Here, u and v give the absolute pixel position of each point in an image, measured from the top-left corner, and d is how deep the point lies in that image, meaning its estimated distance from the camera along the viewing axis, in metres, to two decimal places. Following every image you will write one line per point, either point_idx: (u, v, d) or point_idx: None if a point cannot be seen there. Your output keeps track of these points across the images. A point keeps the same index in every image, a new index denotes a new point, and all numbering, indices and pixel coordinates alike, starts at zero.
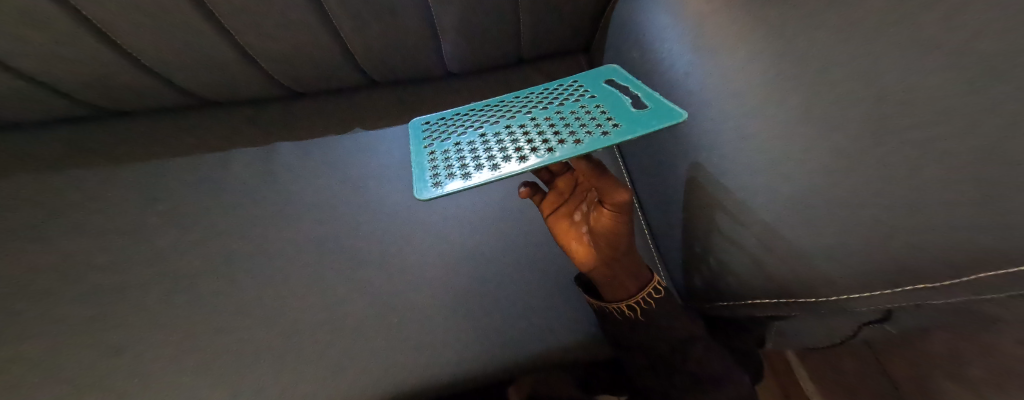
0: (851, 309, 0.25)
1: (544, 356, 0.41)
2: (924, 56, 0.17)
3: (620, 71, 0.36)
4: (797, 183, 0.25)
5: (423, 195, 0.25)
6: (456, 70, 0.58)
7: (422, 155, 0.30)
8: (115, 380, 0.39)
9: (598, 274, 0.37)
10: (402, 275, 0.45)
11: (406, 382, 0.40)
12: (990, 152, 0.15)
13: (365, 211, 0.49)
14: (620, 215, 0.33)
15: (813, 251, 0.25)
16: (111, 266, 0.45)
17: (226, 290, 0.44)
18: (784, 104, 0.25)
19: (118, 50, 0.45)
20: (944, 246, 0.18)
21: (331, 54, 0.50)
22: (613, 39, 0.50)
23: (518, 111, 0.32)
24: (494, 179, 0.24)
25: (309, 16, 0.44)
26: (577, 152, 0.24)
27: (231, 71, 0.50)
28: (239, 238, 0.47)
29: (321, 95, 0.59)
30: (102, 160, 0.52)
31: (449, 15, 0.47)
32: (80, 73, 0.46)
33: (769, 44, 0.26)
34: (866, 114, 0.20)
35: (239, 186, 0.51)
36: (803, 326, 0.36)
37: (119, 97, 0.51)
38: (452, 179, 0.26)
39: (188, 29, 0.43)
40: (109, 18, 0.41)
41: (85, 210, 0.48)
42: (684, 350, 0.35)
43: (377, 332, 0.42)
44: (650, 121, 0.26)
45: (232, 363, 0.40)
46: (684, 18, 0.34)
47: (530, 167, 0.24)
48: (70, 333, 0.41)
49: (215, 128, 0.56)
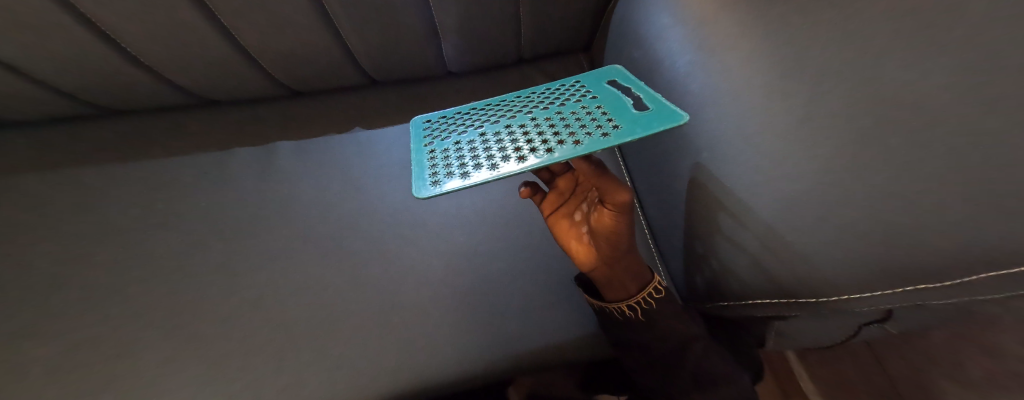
0: (851, 310, 0.25)
1: (544, 355, 0.42)
2: (926, 56, 0.17)
3: (621, 71, 0.35)
4: (797, 184, 0.25)
5: (421, 193, 0.25)
6: (456, 69, 0.58)
7: (422, 153, 0.30)
8: (123, 377, 0.40)
9: (598, 274, 0.37)
10: (403, 274, 0.46)
11: (407, 379, 0.40)
12: (991, 153, 0.15)
13: (366, 211, 0.50)
14: (621, 216, 0.33)
15: (813, 251, 0.25)
16: (118, 265, 0.46)
17: (229, 288, 0.45)
18: (786, 104, 0.25)
19: (121, 50, 0.45)
20: (943, 247, 0.18)
21: (331, 54, 0.50)
22: (614, 38, 0.50)
23: (519, 111, 0.32)
24: (493, 178, 0.24)
25: (310, 16, 0.44)
26: (576, 153, 0.24)
27: (234, 71, 0.50)
28: (242, 238, 0.48)
29: (322, 94, 0.59)
30: (107, 160, 0.53)
31: (449, 15, 0.47)
32: (84, 73, 0.47)
33: (771, 43, 0.26)
34: (867, 114, 0.20)
35: (241, 185, 0.52)
36: (803, 326, 0.36)
37: (123, 96, 0.52)
38: (450, 178, 0.26)
39: (190, 30, 0.44)
40: (112, 19, 0.41)
41: (92, 209, 0.49)
42: (684, 350, 0.35)
43: (378, 330, 0.42)
44: (650, 123, 0.26)
45: (236, 360, 0.41)
46: (686, 17, 0.34)
47: (529, 167, 0.24)
48: (79, 330, 0.42)
49: (218, 127, 0.56)
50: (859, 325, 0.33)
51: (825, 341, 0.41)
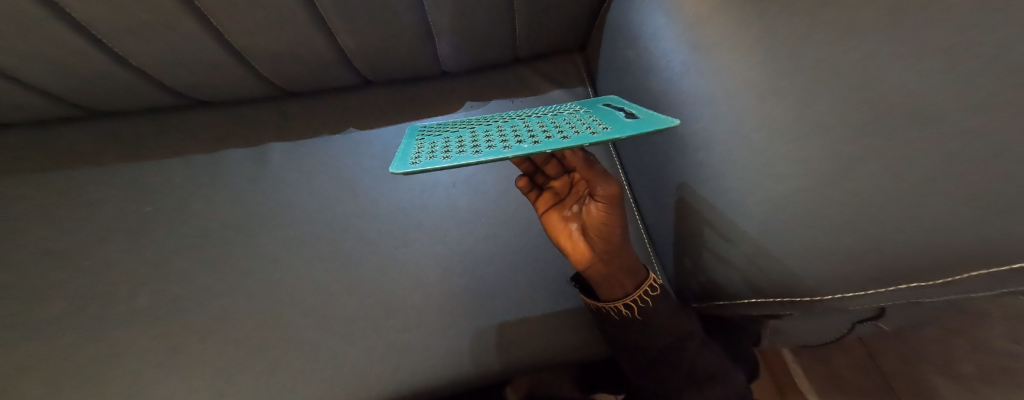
0: (844, 308, 0.26)
1: (541, 355, 0.43)
2: (918, 60, 0.17)
3: (617, 99, 0.37)
4: (791, 182, 0.25)
5: (395, 169, 0.23)
6: (451, 69, 0.58)
7: (411, 146, 0.29)
8: (131, 378, 0.41)
9: (594, 272, 0.37)
10: (402, 277, 0.45)
11: (407, 378, 0.41)
12: (986, 156, 0.15)
13: (362, 212, 0.49)
14: (613, 209, 0.34)
15: (808, 253, 0.25)
16: (112, 269, 0.45)
17: (226, 291, 0.45)
18: (782, 102, 0.24)
19: (112, 54, 0.43)
20: (940, 246, 0.18)
21: (325, 55, 0.50)
22: (609, 37, 0.49)
23: (512, 119, 0.33)
24: (474, 159, 0.22)
25: (303, 19, 0.43)
26: (564, 144, 0.23)
27: (226, 74, 0.49)
28: (238, 240, 0.47)
29: (317, 95, 0.58)
30: (102, 163, 0.52)
31: (446, 17, 0.47)
32: (72, 77, 0.45)
33: (766, 42, 0.25)
34: (862, 117, 0.20)
35: (235, 188, 0.51)
36: (797, 324, 0.37)
37: (112, 98, 0.50)
38: (432, 160, 0.24)
39: (182, 36, 0.42)
40: (103, 25, 0.40)
41: (84, 214, 0.48)
42: (680, 348, 0.36)
43: (377, 331, 0.43)
44: (641, 127, 0.25)
45: (234, 363, 0.41)
46: (678, 18, 0.33)
47: (514, 153, 0.21)
48: (80, 335, 0.42)
49: (210, 129, 0.55)
50: (853, 323, 0.33)
51: (820, 338, 0.41)
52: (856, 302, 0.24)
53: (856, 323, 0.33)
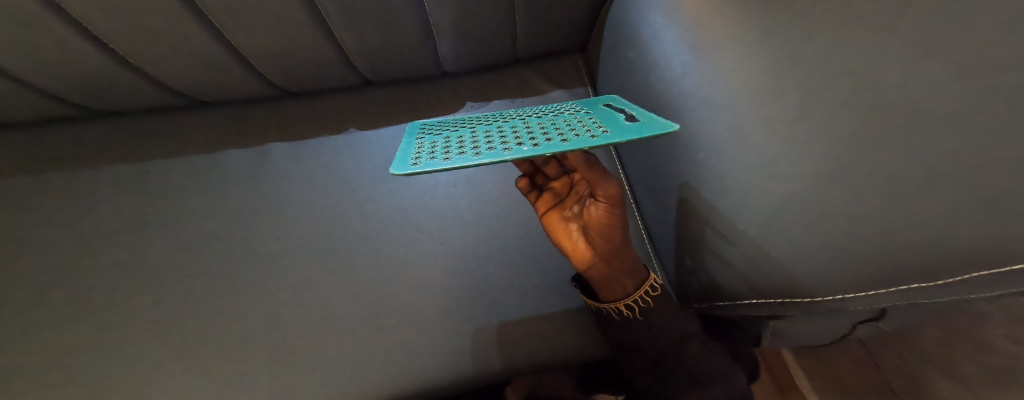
0: (844, 309, 0.26)
1: (542, 354, 0.43)
2: (919, 62, 0.17)
3: (617, 99, 0.37)
4: (792, 183, 0.25)
5: (395, 170, 0.23)
6: (452, 69, 0.58)
7: (411, 145, 0.29)
8: (132, 377, 0.41)
9: (594, 273, 0.37)
10: (403, 277, 0.45)
11: (407, 377, 0.41)
12: (984, 158, 0.15)
13: (362, 212, 0.49)
14: (613, 209, 0.34)
15: (808, 254, 0.25)
16: (113, 268, 0.45)
17: (226, 291, 0.45)
18: (783, 104, 0.24)
19: (113, 54, 0.44)
20: (940, 247, 0.18)
21: (326, 56, 0.50)
22: (610, 37, 0.49)
23: (513, 119, 0.33)
24: (473, 161, 0.22)
25: (304, 19, 0.43)
26: (563, 147, 0.23)
27: (227, 74, 0.49)
28: (238, 239, 0.48)
29: (317, 95, 0.58)
30: (103, 162, 0.52)
31: (446, 17, 0.47)
32: (73, 77, 0.45)
33: (767, 43, 0.25)
34: (863, 119, 0.20)
35: (235, 187, 0.51)
36: (797, 324, 0.37)
37: (113, 98, 0.50)
38: (431, 161, 0.24)
39: (183, 37, 0.42)
40: (104, 25, 0.40)
41: (85, 213, 0.48)
42: (680, 348, 0.36)
43: (377, 331, 0.43)
44: (640, 130, 0.25)
45: (234, 362, 0.41)
46: (679, 19, 0.33)
47: (512, 155, 0.21)
48: (80, 334, 0.42)
49: (211, 129, 0.55)
50: (854, 324, 0.33)
51: (820, 339, 0.41)
52: (856, 303, 0.24)
53: (856, 324, 0.33)
